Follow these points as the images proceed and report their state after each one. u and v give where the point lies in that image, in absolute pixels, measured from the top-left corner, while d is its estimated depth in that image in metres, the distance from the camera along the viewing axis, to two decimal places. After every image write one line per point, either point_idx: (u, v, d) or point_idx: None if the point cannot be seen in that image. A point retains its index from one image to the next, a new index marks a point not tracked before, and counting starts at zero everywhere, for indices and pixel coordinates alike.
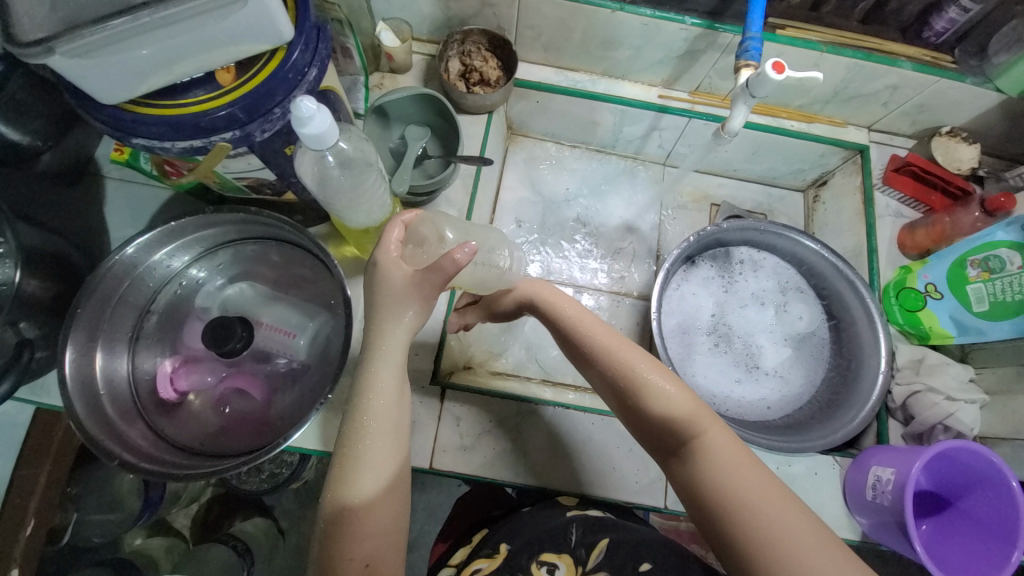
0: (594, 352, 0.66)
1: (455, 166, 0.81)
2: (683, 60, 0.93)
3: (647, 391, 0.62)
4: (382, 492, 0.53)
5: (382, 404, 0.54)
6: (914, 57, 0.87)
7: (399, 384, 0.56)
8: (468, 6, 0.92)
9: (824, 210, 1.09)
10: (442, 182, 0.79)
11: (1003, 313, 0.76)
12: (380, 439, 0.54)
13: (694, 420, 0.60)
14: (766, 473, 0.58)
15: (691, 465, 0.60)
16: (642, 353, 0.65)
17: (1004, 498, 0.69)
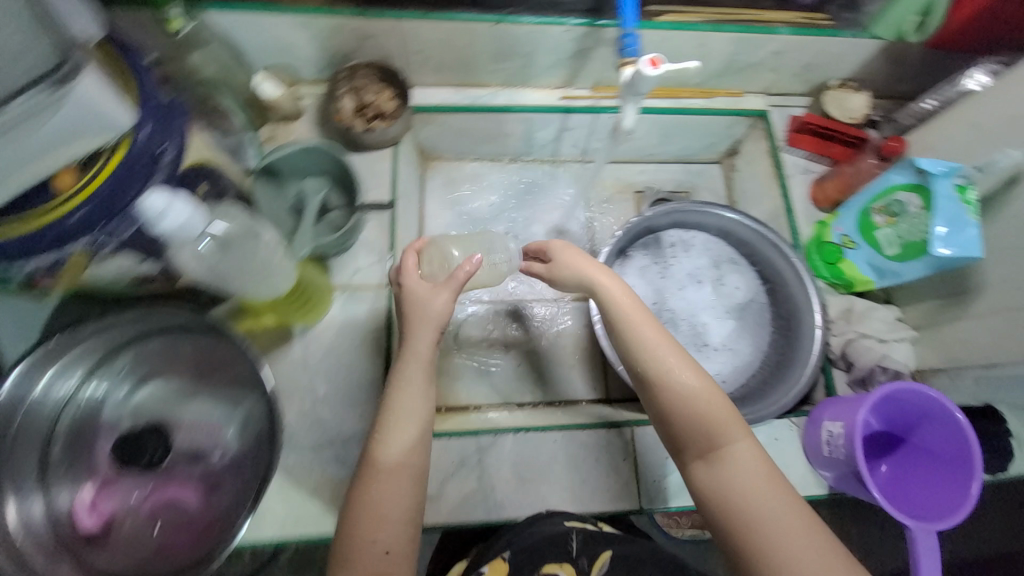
0: (630, 339, 0.66)
1: (359, 215, 0.78)
2: (576, 60, 0.93)
3: (677, 389, 0.63)
4: (398, 485, 0.57)
5: (409, 395, 0.60)
6: (791, 21, 0.89)
7: (429, 377, 0.62)
8: (347, 42, 0.88)
9: (742, 178, 1.12)
10: (348, 234, 0.76)
11: (912, 253, 0.77)
12: (403, 431, 0.59)
13: (723, 426, 0.61)
14: (788, 488, 0.59)
15: (712, 469, 0.61)
16: (680, 352, 0.65)
17: (950, 428, 0.72)
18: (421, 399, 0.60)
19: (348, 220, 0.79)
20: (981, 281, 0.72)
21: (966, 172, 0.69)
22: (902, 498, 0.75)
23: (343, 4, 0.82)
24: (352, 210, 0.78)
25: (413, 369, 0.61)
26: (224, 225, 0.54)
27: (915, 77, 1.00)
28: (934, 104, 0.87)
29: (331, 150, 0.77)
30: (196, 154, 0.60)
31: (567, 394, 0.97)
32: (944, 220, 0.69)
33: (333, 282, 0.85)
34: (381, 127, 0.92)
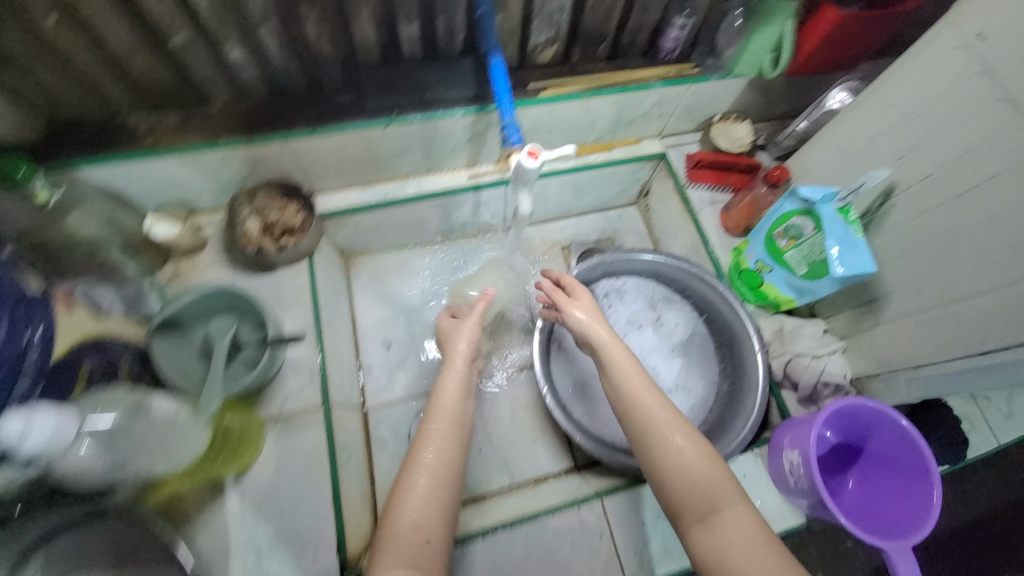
0: (624, 398, 0.68)
1: (275, 351, 0.75)
2: (473, 143, 0.96)
3: (668, 448, 0.63)
4: (440, 472, 0.63)
5: (445, 396, 0.70)
6: (662, 75, 0.95)
7: (466, 380, 0.73)
8: (239, 168, 0.87)
9: (658, 216, 1.16)
10: (260, 376, 0.72)
11: (819, 272, 0.79)
12: (443, 428, 0.67)
13: (716, 487, 0.60)
14: (791, 560, 0.54)
15: (710, 533, 0.58)
16: (674, 411, 0.66)
17: (902, 437, 0.74)
18: (461, 401, 0.70)
19: (263, 357, 0.75)
20: (884, 289, 0.75)
21: (843, 196, 0.72)
22: (871, 513, 0.76)
23: (224, 135, 0.81)
24: (265, 348, 0.74)
25: (452, 376, 0.72)
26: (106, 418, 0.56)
27: (789, 98, 1.06)
28: (807, 125, 0.97)
29: (239, 292, 0.74)
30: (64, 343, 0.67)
31: (535, 470, 0.95)
32: (836, 241, 0.72)
33: (262, 416, 0.80)
34: (291, 243, 0.90)
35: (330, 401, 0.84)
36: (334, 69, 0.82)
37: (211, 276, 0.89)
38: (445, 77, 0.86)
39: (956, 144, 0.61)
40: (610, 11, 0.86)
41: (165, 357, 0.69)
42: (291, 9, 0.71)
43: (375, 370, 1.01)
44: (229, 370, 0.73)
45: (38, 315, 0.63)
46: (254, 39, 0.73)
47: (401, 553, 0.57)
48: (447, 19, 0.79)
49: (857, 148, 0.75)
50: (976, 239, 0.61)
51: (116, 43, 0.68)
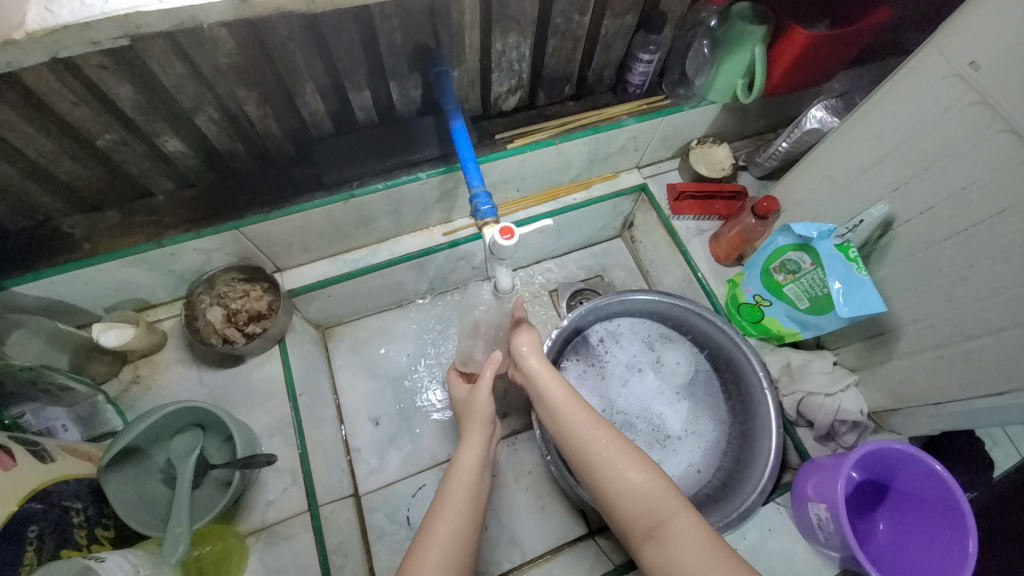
0: (569, 431, 0.68)
1: (245, 469, 0.68)
2: (443, 200, 0.91)
3: (612, 472, 0.63)
4: (455, 549, 0.60)
5: (461, 468, 0.67)
6: (633, 110, 0.91)
7: (481, 456, 0.70)
8: (194, 259, 0.80)
9: (645, 249, 1.12)
10: (232, 499, 0.66)
11: (822, 307, 0.75)
12: (461, 500, 0.64)
13: (657, 501, 0.60)
14: (736, 560, 0.55)
15: (659, 549, 0.58)
16: (614, 434, 0.66)
17: (932, 479, 0.70)
18: (477, 474, 0.67)
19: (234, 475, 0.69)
20: (895, 322, 0.73)
21: (842, 233, 0.71)
22: (907, 559, 0.71)
23: (172, 230, 0.75)
24: (235, 469, 0.68)
25: (473, 448, 0.70)
26: None
27: (764, 116, 1.03)
28: (788, 145, 0.93)
29: (217, 407, 0.70)
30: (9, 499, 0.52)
31: (547, 542, 0.89)
32: (838, 278, 0.70)
33: (242, 530, 0.74)
34: (260, 330, 0.85)
35: (317, 503, 0.77)
36: (285, 145, 0.77)
37: (173, 375, 0.85)
38: (410, 139, 0.81)
39: (959, 176, 0.60)
40: (572, 53, 0.82)
41: (121, 495, 0.63)
42: (228, 92, 0.66)
43: (364, 451, 0.94)
44: (201, 496, 0.69)
45: None
46: (192, 125, 0.68)
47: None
48: (399, 81, 0.75)
49: (849, 178, 0.74)
50: (991, 274, 0.60)
51: (36, 149, 0.62)
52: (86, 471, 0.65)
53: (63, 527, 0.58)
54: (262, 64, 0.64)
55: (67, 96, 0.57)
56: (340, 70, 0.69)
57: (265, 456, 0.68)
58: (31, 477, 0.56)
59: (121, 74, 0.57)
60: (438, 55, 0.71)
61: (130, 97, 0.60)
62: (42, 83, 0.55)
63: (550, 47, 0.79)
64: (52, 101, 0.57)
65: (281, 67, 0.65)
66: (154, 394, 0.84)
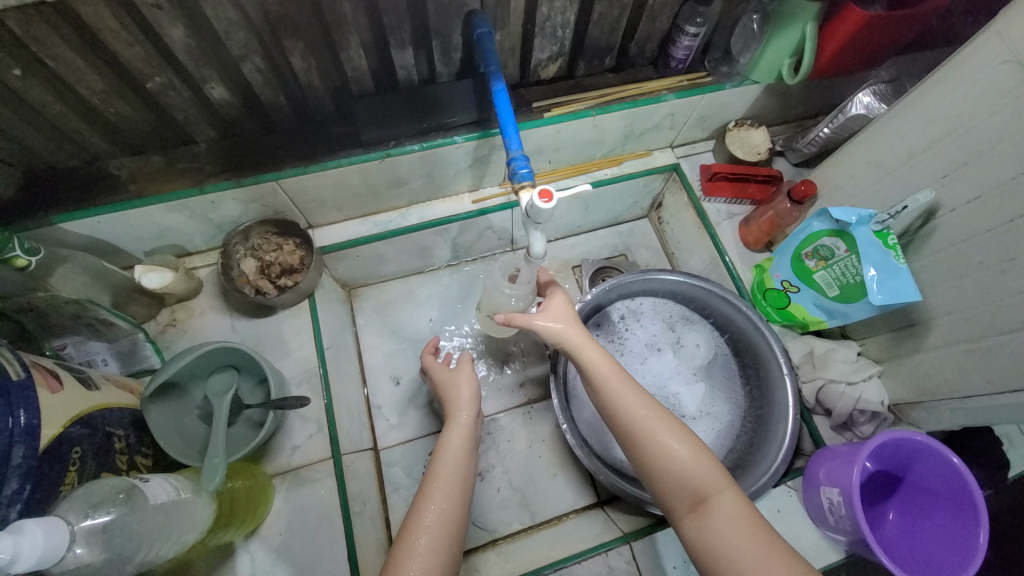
0: (608, 398, 0.65)
1: (278, 411, 0.71)
2: (476, 166, 0.91)
3: (655, 443, 0.61)
4: (445, 532, 0.61)
5: (449, 449, 0.68)
6: (673, 86, 0.90)
7: (466, 444, 0.70)
8: (232, 210, 0.82)
9: (672, 230, 1.11)
10: (265, 439, 0.69)
11: (852, 295, 0.75)
12: (445, 485, 0.64)
13: (703, 480, 0.58)
14: (779, 542, 0.54)
15: (701, 522, 0.57)
16: (657, 410, 0.64)
17: (948, 471, 0.70)
18: (464, 459, 0.68)
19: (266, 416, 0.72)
20: (926, 314, 0.73)
21: (881, 219, 0.69)
22: (914, 548, 0.72)
23: (212, 178, 0.77)
24: (268, 409, 0.71)
25: (456, 431, 0.70)
26: (108, 516, 0.49)
27: (806, 101, 1.00)
28: (830, 131, 0.91)
29: (250, 349, 0.72)
30: (54, 420, 0.55)
31: (556, 507, 0.91)
32: (873, 265, 0.69)
33: (269, 471, 0.78)
34: (291, 284, 0.87)
35: (341, 451, 0.80)
36: (325, 101, 0.78)
37: (207, 321, 0.88)
38: (446, 102, 0.81)
39: (1010, 165, 0.59)
40: (617, 22, 0.80)
41: (162, 425, 0.67)
42: (275, 42, 0.66)
43: (384, 409, 0.97)
44: (233, 434, 0.72)
45: (15, 401, 0.51)
46: (236, 73, 0.69)
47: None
48: (442, 41, 0.75)
49: (895, 165, 0.73)
50: None
51: (89, 88, 0.63)
52: (129, 402, 0.69)
53: (101, 451, 0.61)
54: (309, 14, 0.64)
55: (121, 35, 0.58)
56: (385, 26, 0.69)
57: (299, 398, 0.70)
58: (73, 401, 0.59)
59: (175, 16, 0.58)
60: (481, 16, 0.71)
61: (182, 39, 0.61)
62: (99, 20, 0.56)
63: (596, 14, 0.78)
64: (107, 39, 0.58)
65: (328, 19, 0.65)
66: (189, 337, 0.87)
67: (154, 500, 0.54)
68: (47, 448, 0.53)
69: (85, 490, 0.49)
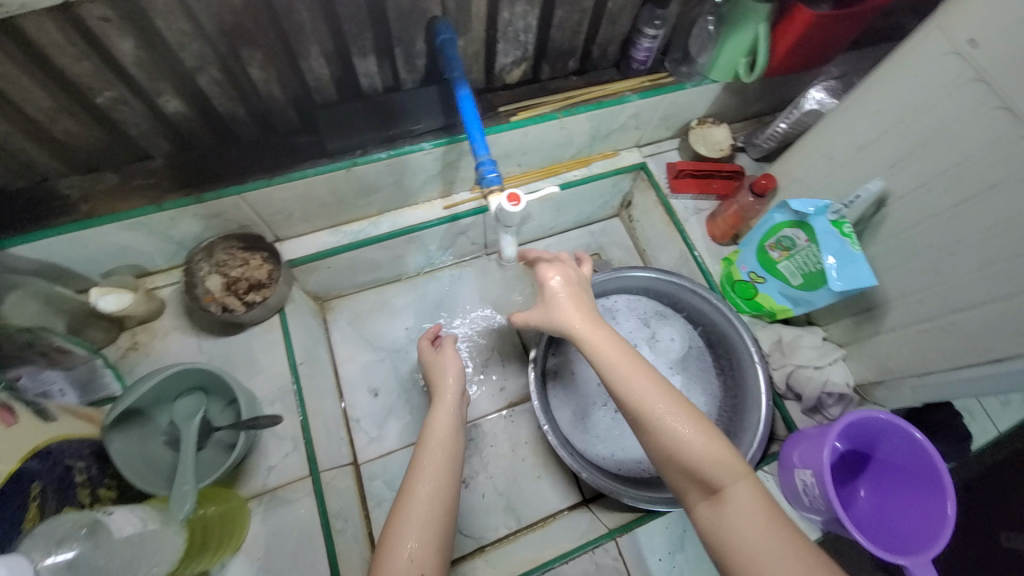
0: (611, 382, 0.60)
1: (249, 431, 0.69)
2: (445, 172, 0.91)
3: (664, 428, 0.56)
4: (436, 508, 0.60)
5: (438, 425, 0.69)
6: (636, 87, 0.92)
7: (453, 421, 0.71)
8: (194, 226, 0.80)
9: (642, 228, 1.13)
10: (237, 460, 0.67)
11: (815, 283, 0.78)
12: (438, 460, 0.65)
13: (716, 469, 0.53)
14: (800, 536, 0.49)
15: (715, 514, 0.52)
16: (667, 394, 0.58)
17: (913, 445, 0.73)
18: (453, 433, 0.68)
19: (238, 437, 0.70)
20: (883, 298, 0.76)
21: (836, 209, 0.73)
22: (887, 523, 0.75)
23: (170, 194, 0.74)
24: (239, 431, 0.69)
25: (445, 409, 0.71)
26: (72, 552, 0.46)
27: (763, 97, 1.03)
28: (787, 126, 0.95)
29: (219, 368, 0.70)
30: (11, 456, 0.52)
31: (542, 509, 0.91)
32: (831, 253, 0.72)
33: (244, 494, 0.75)
34: (260, 299, 0.84)
35: (319, 468, 0.78)
36: (287, 112, 0.76)
37: (171, 342, 0.85)
38: (412, 109, 0.81)
39: (952, 153, 0.62)
40: (578, 25, 0.82)
41: (126, 456, 0.64)
42: (232, 52, 0.64)
43: (362, 422, 0.95)
44: (204, 459, 0.70)
45: None
46: (193, 86, 0.66)
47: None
48: (405, 49, 0.74)
49: (847, 157, 0.76)
50: (979, 247, 0.62)
51: (34, 106, 0.60)
52: (89, 433, 0.66)
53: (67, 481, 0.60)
54: (267, 24, 0.63)
55: (67, 50, 0.56)
56: (346, 34, 0.68)
57: (270, 416, 0.69)
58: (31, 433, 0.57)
59: (126, 29, 0.56)
60: (444, 22, 0.71)
61: (133, 53, 0.59)
62: (42, 35, 0.54)
63: (558, 18, 0.79)
64: (53, 54, 0.56)
65: (286, 28, 0.64)
66: (152, 360, 0.83)
67: (118, 534, 0.51)
68: (5, 483, 0.50)
69: (48, 527, 0.47)
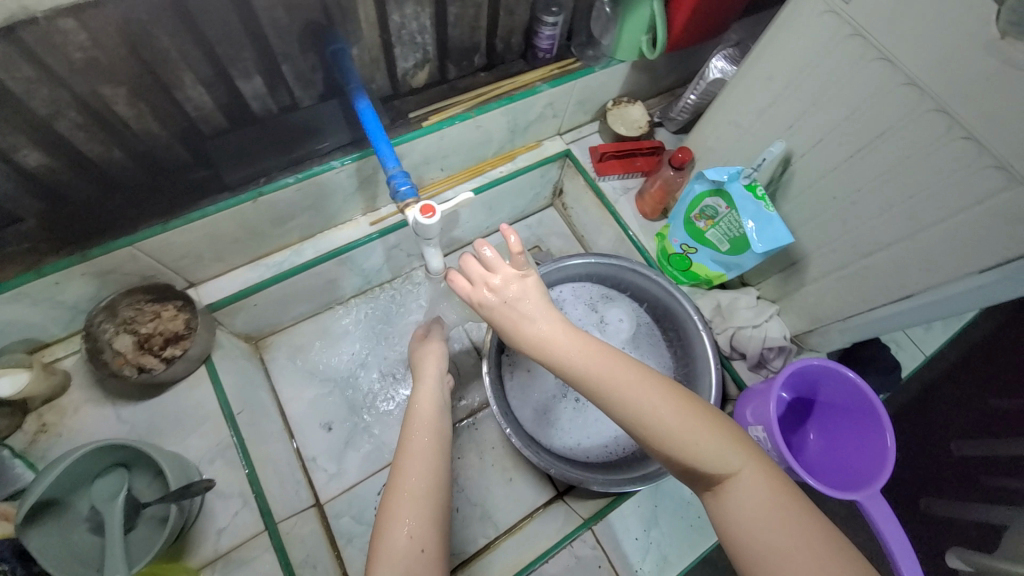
0: (587, 384, 0.54)
1: (185, 500, 0.63)
2: (365, 187, 0.87)
3: (653, 423, 0.51)
4: (429, 489, 0.61)
5: (423, 404, 0.70)
6: (545, 77, 0.91)
7: (438, 401, 0.72)
8: (88, 287, 0.72)
9: (576, 214, 1.14)
10: (175, 533, 0.62)
11: (741, 246, 0.80)
12: (427, 439, 0.66)
13: (719, 460, 0.50)
14: (806, 513, 0.48)
15: (718, 501, 0.51)
16: (655, 387, 0.53)
17: (850, 386, 0.77)
18: (440, 412, 0.70)
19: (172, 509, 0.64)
20: (803, 252, 0.80)
21: (748, 173, 0.75)
22: (837, 461, 0.79)
23: (51, 258, 0.67)
24: (171, 502, 0.63)
25: (428, 395, 0.72)
26: None
27: (672, 71, 1.05)
28: (696, 97, 0.97)
29: (140, 441, 0.65)
30: None
31: (519, 511, 0.91)
32: (749, 217, 0.75)
33: (195, 565, 0.70)
34: (180, 352, 0.78)
35: (275, 520, 0.73)
36: (174, 148, 0.70)
37: (87, 416, 0.77)
38: (316, 127, 0.77)
39: (841, 108, 0.66)
40: (475, 21, 0.80)
41: (49, 550, 0.57)
42: (91, 92, 0.58)
43: (320, 460, 0.91)
44: (139, 539, 0.64)
45: None
46: (52, 135, 0.59)
47: (396, 571, 0.55)
48: (294, 65, 0.70)
49: (751, 121, 0.79)
50: (877, 193, 0.66)
51: None
52: (4, 532, 0.58)
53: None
54: (126, 56, 0.56)
55: None
56: (223, 58, 0.63)
57: (204, 482, 0.63)
58: None
59: None
60: (336, 33, 0.68)
61: None
62: None
63: (452, 15, 0.76)
64: None
65: (150, 58, 0.58)
66: (67, 440, 0.75)
67: None
68: None
69: None
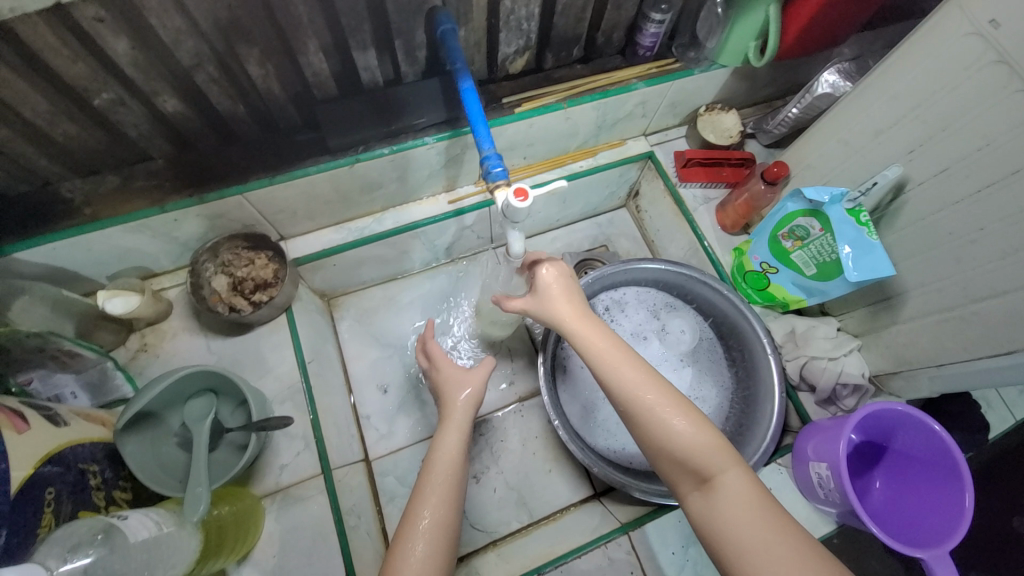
0: (604, 377, 0.62)
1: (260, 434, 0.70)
2: (450, 166, 0.89)
3: (656, 421, 0.57)
4: (440, 540, 0.58)
5: (446, 447, 0.66)
6: (643, 75, 0.89)
7: (460, 447, 0.66)
8: (199, 228, 0.79)
9: (650, 218, 1.11)
10: (251, 461, 0.68)
11: (829, 272, 0.76)
12: (445, 490, 0.62)
13: (706, 457, 0.55)
14: (785, 519, 0.51)
15: (706, 501, 0.54)
16: (658, 386, 0.60)
17: (930, 435, 0.71)
18: (461, 460, 0.65)
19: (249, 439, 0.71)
20: (900, 288, 0.75)
21: (853, 197, 0.71)
22: (903, 513, 0.74)
23: (173, 196, 0.73)
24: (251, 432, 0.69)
25: (451, 440, 0.66)
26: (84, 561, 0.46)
27: (773, 81, 1.00)
28: (798, 111, 0.92)
29: (233, 373, 0.71)
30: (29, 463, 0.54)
31: (553, 502, 0.92)
32: (847, 242, 0.70)
33: (258, 493, 0.76)
34: (267, 298, 0.84)
35: (330, 466, 0.78)
36: (287, 108, 0.75)
37: (181, 343, 0.85)
38: (414, 103, 0.80)
39: (974, 138, 0.60)
40: (582, 12, 0.80)
41: (139, 457, 0.64)
42: (228, 49, 0.63)
43: (371, 419, 0.95)
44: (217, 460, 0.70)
45: None
46: (190, 86, 0.65)
47: None
48: (405, 41, 0.73)
49: (862, 143, 0.74)
50: (1000, 236, 0.60)
51: (33, 110, 0.60)
52: (101, 436, 0.66)
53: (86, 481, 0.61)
54: (263, 20, 0.61)
55: (61, 52, 0.55)
56: (344, 27, 0.66)
57: (281, 419, 0.69)
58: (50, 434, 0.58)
59: (119, 29, 0.55)
60: (445, 12, 0.69)
61: (127, 53, 0.58)
62: (36, 37, 0.53)
63: (560, 5, 0.77)
64: (48, 58, 0.55)
65: (282, 23, 0.62)
66: (161, 361, 0.84)
67: (135, 538, 0.52)
68: (20, 491, 0.51)
69: (64, 532, 0.47)
